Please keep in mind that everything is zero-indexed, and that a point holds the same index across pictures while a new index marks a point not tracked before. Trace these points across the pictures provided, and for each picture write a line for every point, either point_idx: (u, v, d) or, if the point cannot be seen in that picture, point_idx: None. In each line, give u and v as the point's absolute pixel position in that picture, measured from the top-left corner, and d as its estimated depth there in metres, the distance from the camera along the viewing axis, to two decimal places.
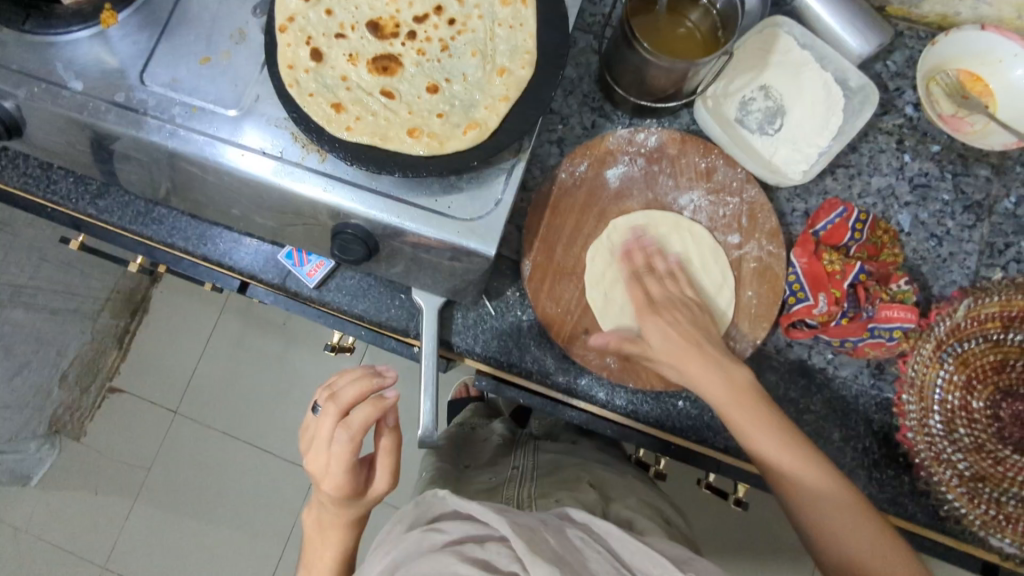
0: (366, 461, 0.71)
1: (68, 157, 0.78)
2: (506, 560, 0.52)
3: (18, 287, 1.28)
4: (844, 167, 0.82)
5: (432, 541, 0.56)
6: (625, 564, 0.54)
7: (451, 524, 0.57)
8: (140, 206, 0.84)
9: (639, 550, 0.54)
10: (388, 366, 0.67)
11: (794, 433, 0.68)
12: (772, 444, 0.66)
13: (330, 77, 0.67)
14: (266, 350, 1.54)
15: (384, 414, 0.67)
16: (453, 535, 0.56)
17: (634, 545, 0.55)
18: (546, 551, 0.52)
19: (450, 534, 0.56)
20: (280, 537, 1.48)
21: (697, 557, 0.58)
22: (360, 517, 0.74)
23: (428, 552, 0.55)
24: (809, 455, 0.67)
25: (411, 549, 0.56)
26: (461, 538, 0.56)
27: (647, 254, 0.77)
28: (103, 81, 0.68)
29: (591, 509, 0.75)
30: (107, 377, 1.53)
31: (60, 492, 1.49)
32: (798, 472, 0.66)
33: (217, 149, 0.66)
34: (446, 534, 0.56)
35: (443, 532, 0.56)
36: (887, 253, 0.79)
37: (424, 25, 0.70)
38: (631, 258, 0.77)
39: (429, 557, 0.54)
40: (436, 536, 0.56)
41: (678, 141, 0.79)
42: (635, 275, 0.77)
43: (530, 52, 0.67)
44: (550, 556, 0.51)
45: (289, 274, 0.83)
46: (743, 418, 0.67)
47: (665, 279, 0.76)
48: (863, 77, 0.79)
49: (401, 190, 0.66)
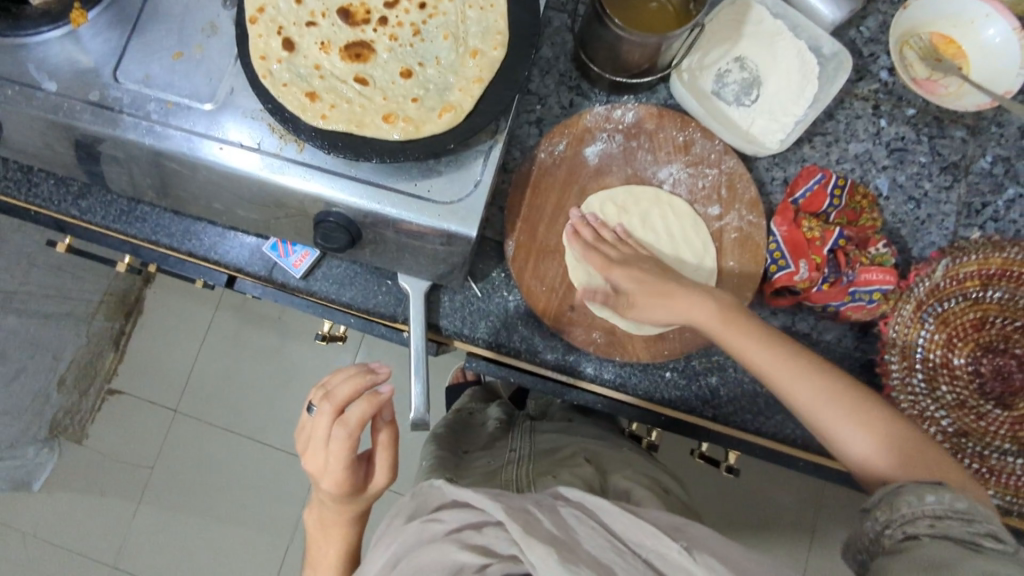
0: (365, 455, 0.72)
1: (48, 160, 0.78)
2: (505, 544, 0.54)
3: (11, 293, 1.30)
4: (821, 134, 0.83)
5: (432, 531, 0.57)
6: (618, 535, 0.55)
7: (449, 513, 0.58)
8: (123, 204, 0.84)
9: (632, 522, 0.55)
10: (381, 363, 0.68)
11: (791, 347, 0.68)
12: (771, 361, 0.67)
13: (303, 67, 0.67)
14: (261, 345, 1.54)
15: (381, 410, 0.68)
16: (452, 523, 0.57)
17: (627, 518, 0.55)
18: (541, 532, 0.52)
19: (448, 522, 0.57)
20: (286, 529, 1.50)
21: (690, 523, 0.59)
22: (361, 511, 0.75)
23: (428, 543, 0.56)
24: (813, 364, 0.67)
25: (413, 541, 0.57)
26: (458, 525, 0.56)
27: (594, 226, 0.77)
28: (77, 81, 0.68)
29: (590, 484, 0.76)
30: (104, 379, 1.53)
31: (65, 496, 1.51)
32: (801, 379, 0.66)
33: (195, 143, 0.66)
34: (445, 524, 0.57)
35: (441, 521, 0.57)
36: (866, 218, 0.80)
37: (395, 10, 0.70)
38: (580, 235, 0.76)
39: (429, 547, 0.55)
40: (435, 526, 0.57)
41: (655, 116, 0.79)
42: (588, 247, 0.75)
43: (502, 32, 0.67)
44: (545, 536, 0.52)
45: (275, 265, 0.83)
46: (740, 343, 0.68)
47: (617, 246, 0.76)
48: (835, 44, 0.78)
49: (380, 176, 0.67)
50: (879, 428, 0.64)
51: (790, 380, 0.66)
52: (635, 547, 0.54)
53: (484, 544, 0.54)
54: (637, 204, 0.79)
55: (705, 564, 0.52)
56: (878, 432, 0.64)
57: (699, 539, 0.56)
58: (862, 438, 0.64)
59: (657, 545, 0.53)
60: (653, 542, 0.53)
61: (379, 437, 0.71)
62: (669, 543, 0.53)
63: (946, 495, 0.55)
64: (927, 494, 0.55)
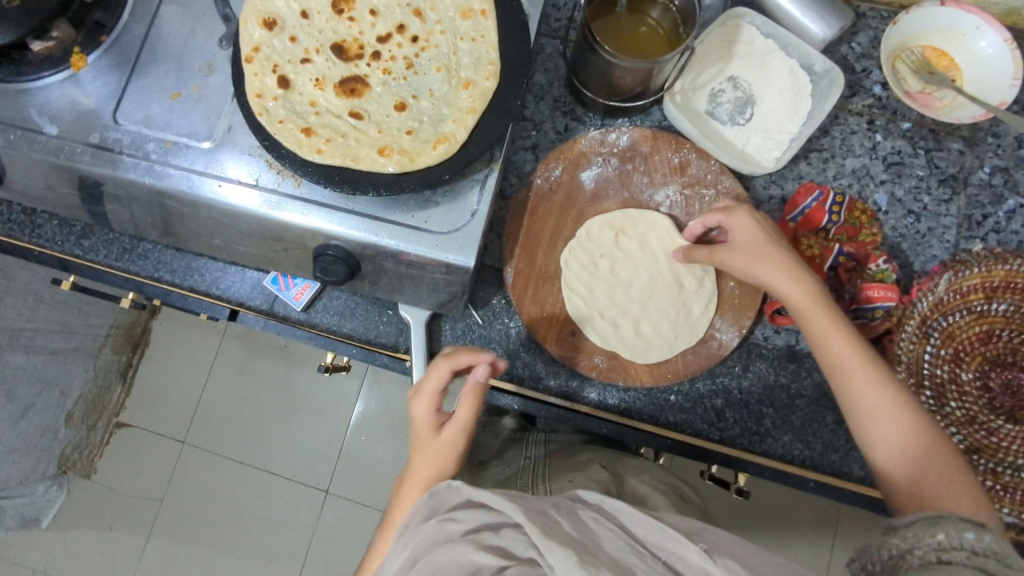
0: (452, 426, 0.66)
1: (50, 201, 0.78)
2: (523, 546, 0.51)
3: (17, 330, 1.26)
4: (817, 151, 0.83)
5: (447, 533, 0.54)
6: (637, 539, 0.52)
7: (465, 512, 0.55)
8: (125, 242, 0.85)
9: (651, 525, 0.51)
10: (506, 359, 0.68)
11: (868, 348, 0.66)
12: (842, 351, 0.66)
13: (299, 104, 0.68)
14: (270, 374, 1.55)
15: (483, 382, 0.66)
16: (469, 523, 0.54)
17: (646, 521, 0.52)
18: (561, 535, 0.50)
19: (464, 522, 0.54)
20: (296, 560, 1.49)
21: (708, 527, 0.55)
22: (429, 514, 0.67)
23: (444, 544, 0.53)
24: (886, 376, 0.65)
25: (427, 542, 0.54)
26: (475, 526, 0.54)
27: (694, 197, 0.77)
28: (78, 123, 0.69)
29: (607, 487, 0.75)
30: (114, 412, 1.55)
31: (75, 530, 1.51)
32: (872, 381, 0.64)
33: (196, 182, 0.67)
34: (462, 524, 0.54)
35: (458, 521, 0.54)
36: (866, 233, 0.78)
37: (387, 44, 0.71)
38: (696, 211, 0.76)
39: (446, 548, 0.52)
40: (452, 527, 0.54)
41: (650, 139, 0.79)
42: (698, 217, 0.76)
43: (493, 62, 0.67)
44: (564, 539, 0.50)
45: (276, 299, 0.83)
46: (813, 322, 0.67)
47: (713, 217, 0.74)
48: (827, 61, 0.79)
49: (377, 209, 0.67)
50: (924, 448, 0.62)
51: (855, 378, 0.65)
52: (654, 549, 0.51)
53: (502, 545, 0.52)
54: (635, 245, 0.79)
55: (725, 567, 0.49)
56: (921, 448, 0.62)
57: (722, 539, 0.53)
58: (900, 447, 0.62)
59: (678, 548, 0.50)
60: (673, 545, 0.50)
61: (466, 410, 0.66)
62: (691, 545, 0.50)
63: (987, 533, 0.49)
64: (968, 529, 0.50)
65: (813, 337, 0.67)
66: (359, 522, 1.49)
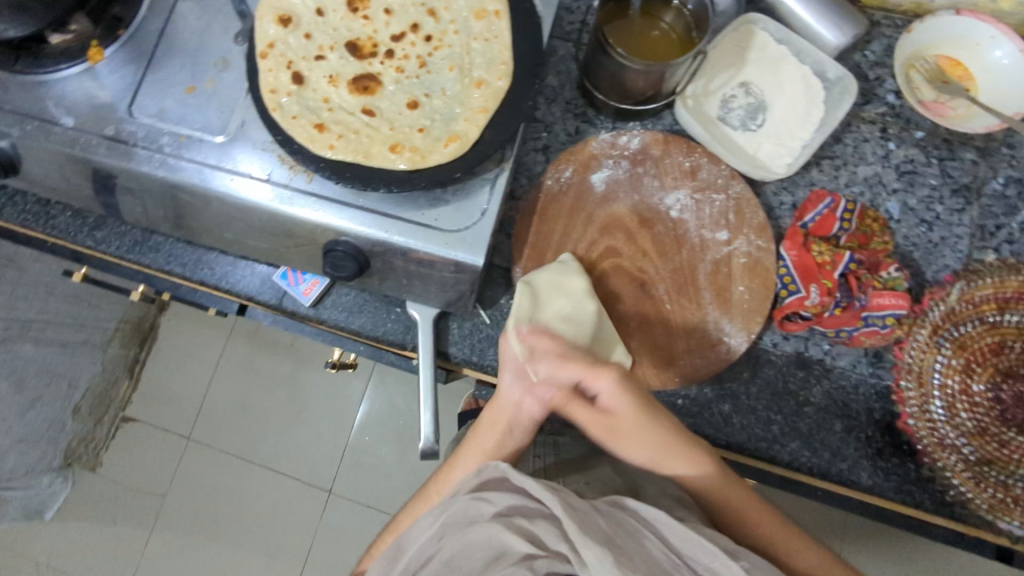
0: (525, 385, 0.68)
1: (64, 192, 0.79)
2: (553, 539, 0.52)
3: (28, 322, 1.30)
4: (829, 158, 0.82)
5: (478, 512, 0.56)
6: (673, 548, 0.53)
7: (497, 494, 0.56)
8: (137, 235, 0.85)
9: (689, 538, 0.52)
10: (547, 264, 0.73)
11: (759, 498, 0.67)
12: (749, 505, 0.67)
13: (312, 99, 0.69)
14: (275, 372, 1.56)
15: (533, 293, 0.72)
16: (499, 505, 0.56)
17: (684, 533, 0.52)
18: (595, 532, 0.51)
19: (495, 504, 0.56)
20: (297, 560, 1.49)
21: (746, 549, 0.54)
22: (507, 434, 0.68)
23: (474, 523, 0.56)
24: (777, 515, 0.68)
25: (457, 518, 0.57)
26: (507, 508, 0.56)
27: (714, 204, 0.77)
28: (94, 115, 0.70)
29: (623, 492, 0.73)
30: (119, 407, 1.55)
31: (78, 524, 1.51)
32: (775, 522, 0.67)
33: (208, 175, 0.68)
34: (493, 506, 0.56)
35: (490, 503, 0.56)
36: (877, 241, 0.78)
37: (401, 43, 0.71)
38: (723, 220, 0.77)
39: (477, 528, 0.55)
40: (483, 506, 0.56)
41: (662, 142, 0.79)
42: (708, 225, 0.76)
43: (506, 62, 0.68)
44: (598, 538, 0.51)
45: (285, 294, 0.83)
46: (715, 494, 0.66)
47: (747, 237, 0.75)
48: (840, 69, 0.79)
49: (387, 206, 0.67)
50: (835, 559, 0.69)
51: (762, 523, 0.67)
52: (689, 560, 0.52)
53: (533, 532, 0.54)
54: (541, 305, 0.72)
55: None
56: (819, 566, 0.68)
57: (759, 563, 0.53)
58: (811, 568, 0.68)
59: (714, 564, 0.52)
60: (709, 560, 0.52)
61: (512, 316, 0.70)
62: (728, 563, 0.51)
63: None
64: None
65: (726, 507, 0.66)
66: (361, 523, 1.49)
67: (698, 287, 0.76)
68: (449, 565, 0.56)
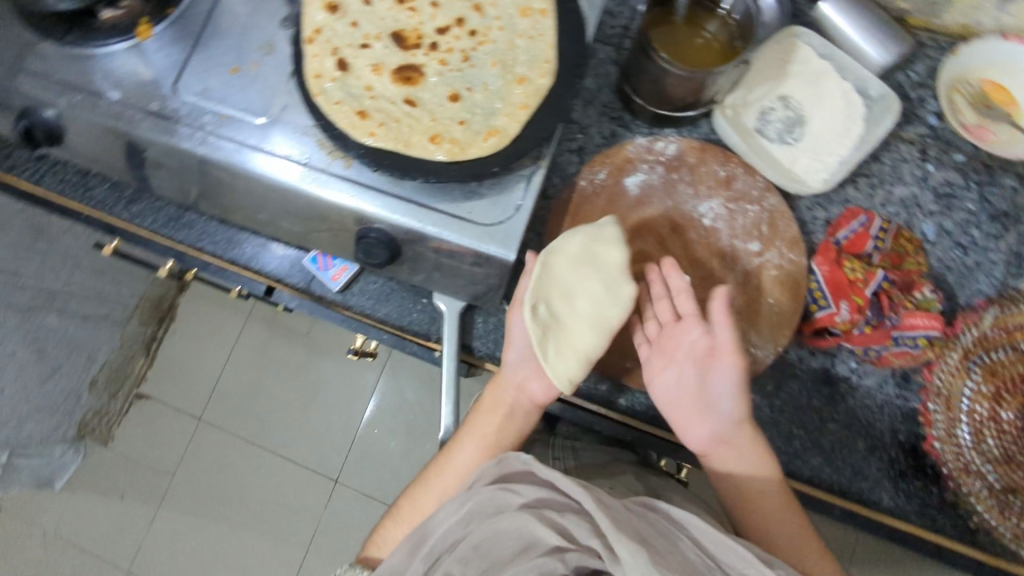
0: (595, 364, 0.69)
1: (103, 164, 0.80)
2: (585, 534, 0.53)
3: (53, 292, 1.23)
4: (865, 176, 0.82)
5: (505, 501, 0.58)
6: (705, 550, 0.54)
7: (526, 486, 0.58)
8: (172, 211, 0.87)
9: (721, 540, 0.53)
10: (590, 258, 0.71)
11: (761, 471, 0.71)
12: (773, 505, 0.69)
13: (355, 87, 0.69)
14: (290, 359, 1.57)
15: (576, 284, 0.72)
16: (527, 497, 0.57)
17: (716, 535, 0.54)
18: (629, 527, 0.52)
19: (524, 496, 0.57)
20: (300, 546, 1.49)
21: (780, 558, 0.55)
22: (508, 418, 0.75)
23: (501, 512, 0.57)
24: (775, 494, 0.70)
25: (484, 507, 0.58)
26: (535, 501, 0.57)
27: (748, 215, 0.77)
28: (140, 91, 0.71)
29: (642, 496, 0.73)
30: (133, 384, 1.57)
31: (87, 496, 1.53)
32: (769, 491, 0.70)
33: (246, 155, 0.69)
34: (521, 497, 0.57)
35: (517, 494, 0.58)
36: (910, 262, 0.77)
37: (445, 36, 0.72)
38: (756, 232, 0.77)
39: (505, 517, 0.56)
40: (511, 497, 0.58)
41: (697, 150, 0.79)
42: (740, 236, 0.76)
43: (550, 61, 0.69)
44: (633, 533, 0.52)
45: (313, 278, 0.84)
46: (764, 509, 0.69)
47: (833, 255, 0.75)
48: (883, 86, 0.79)
49: (421, 196, 0.68)
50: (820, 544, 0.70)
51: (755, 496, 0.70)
52: (722, 565, 0.53)
53: (564, 526, 0.55)
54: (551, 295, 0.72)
55: None
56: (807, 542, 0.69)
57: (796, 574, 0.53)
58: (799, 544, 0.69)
59: (748, 570, 0.52)
60: (743, 565, 0.52)
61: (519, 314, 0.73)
62: (761, 571, 0.51)
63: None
64: None
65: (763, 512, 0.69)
66: (365, 514, 1.50)
67: (728, 296, 0.75)
68: (477, 551, 0.57)
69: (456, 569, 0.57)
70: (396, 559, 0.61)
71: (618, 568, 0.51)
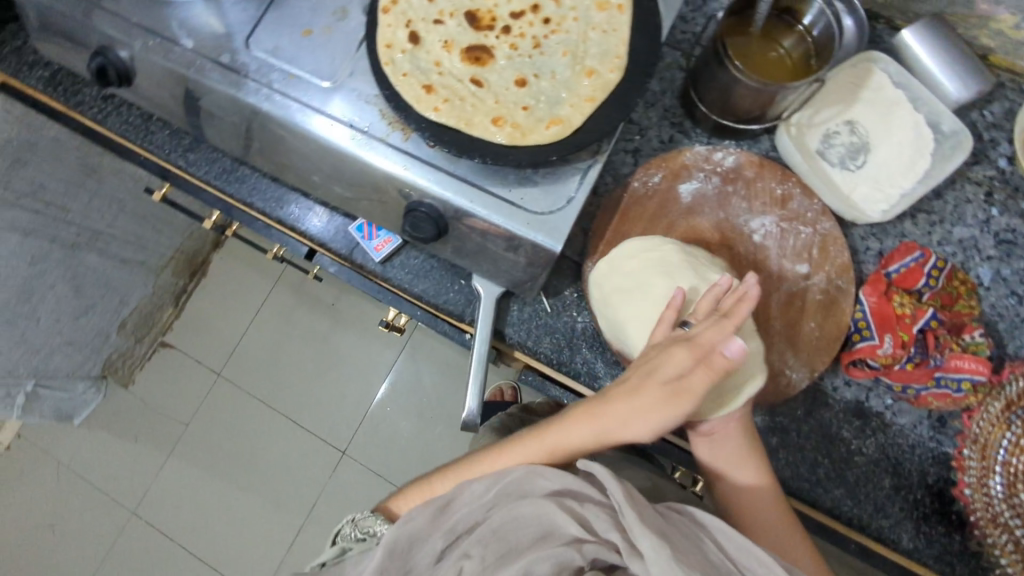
0: (684, 390, 0.60)
1: (167, 111, 0.82)
2: (605, 527, 0.55)
3: (97, 234, 1.27)
4: (926, 212, 0.80)
5: (531, 487, 0.59)
6: (728, 555, 0.55)
7: (554, 472, 0.59)
8: (226, 163, 0.88)
9: (745, 546, 0.54)
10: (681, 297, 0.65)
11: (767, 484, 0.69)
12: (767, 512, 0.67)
13: (424, 61, 0.70)
14: (314, 327, 1.59)
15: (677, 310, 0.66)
16: (552, 485, 0.59)
17: (741, 541, 0.54)
18: (654, 523, 0.53)
19: (549, 483, 0.59)
20: (302, 511, 1.51)
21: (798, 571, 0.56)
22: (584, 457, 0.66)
23: (526, 498, 0.58)
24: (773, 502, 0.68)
25: (509, 490, 0.59)
26: (561, 489, 0.58)
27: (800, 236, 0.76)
28: (213, 42, 0.72)
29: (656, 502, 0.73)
30: (160, 331, 1.60)
31: (103, 434, 1.57)
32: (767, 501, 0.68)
33: (306, 115, 0.69)
34: (547, 483, 0.59)
35: (543, 480, 0.59)
36: (962, 304, 0.75)
37: (519, 21, 0.72)
38: (806, 255, 0.75)
39: (529, 503, 0.58)
40: (538, 483, 0.59)
41: (756, 165, 0.77)
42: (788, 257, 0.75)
43: (621, 57, 0.68)
44: (657, 529, 0.53)
45: (357, 246, 0.85)
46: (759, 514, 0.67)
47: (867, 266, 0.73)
48: (957, 122, 0.77)
49: (476, 176, 0.68)
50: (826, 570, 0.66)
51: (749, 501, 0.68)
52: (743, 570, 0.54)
53: (587, 517, 0.56)
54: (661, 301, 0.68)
55: None
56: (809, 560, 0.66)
57: None
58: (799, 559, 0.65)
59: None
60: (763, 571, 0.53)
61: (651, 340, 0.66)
62: None
63: None
64: None
65: (756, 516, 0.67)
66: (369, 489, 1.51)
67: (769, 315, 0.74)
68: (496, 535, 0.58)
69: (474, 550, 0.57)
70: (417, 524, 0.59)
71: (638, 563, 0.52)
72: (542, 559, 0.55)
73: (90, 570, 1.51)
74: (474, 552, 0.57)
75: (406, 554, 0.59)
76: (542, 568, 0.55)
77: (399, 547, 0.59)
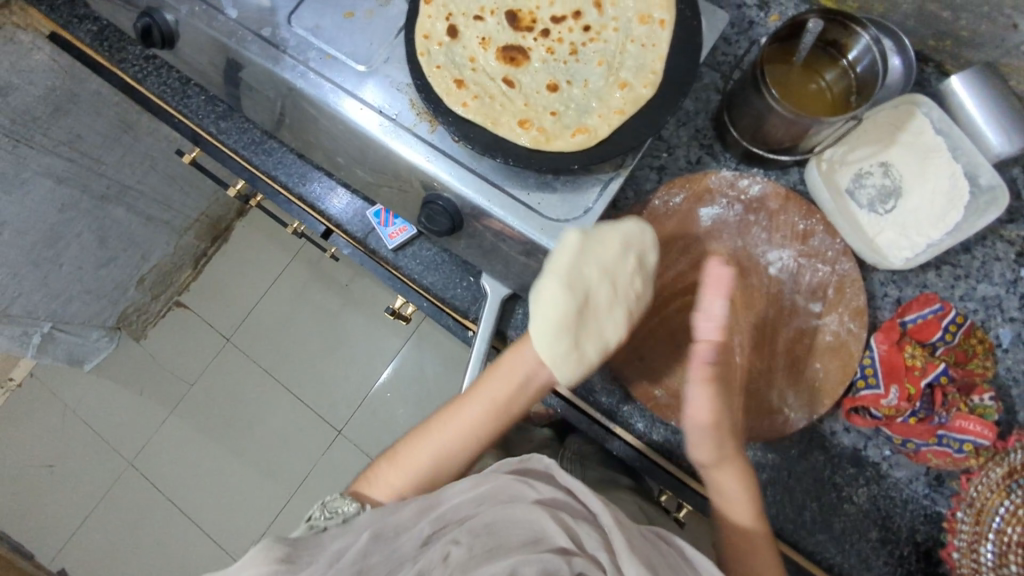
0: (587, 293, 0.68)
1: (205, 77, 0.83)
2: (593, 544, 0.54)
3: (126, 187, 1.30)
4: (951, 265, 0.78)
5: (521, 495, 0.59)
6: None
7: (544, 484, 0.59)
8: (256, 135, 0.89)
9: None
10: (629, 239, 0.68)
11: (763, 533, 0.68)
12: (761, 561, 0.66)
13: (460, 55, 0.70)
14: (326, 305, 1.60)
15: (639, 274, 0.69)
16: (542, 495, 0.59)
17: None
18: (641, 551, 0.53)
19: (540, 492, 0.59)
20: (291, 485, 1.52)
21: None
22: (520, 390, 0.71)
23: (515, 503, 0.59)
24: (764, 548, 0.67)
25: (499, 493, 0.60)
26: (550, 501, 0.58)
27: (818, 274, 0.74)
28: (256, 14, 0.73)
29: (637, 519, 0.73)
30: (177, 291, 1.63)
31: (110, 384, 1.60)
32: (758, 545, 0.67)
33: (338, 97, 0.70)
34: (537, 494, 0.59)
35: (533, 489, 0.59)
36: (977, 363, 0.73)
37: (559, 26, 0.72)
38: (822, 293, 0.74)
39: (518, 508, 0.58)
40: (527, 492, 0.59)
41: (781, 197, 0.76)
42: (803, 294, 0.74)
43: (656, 73, 0.67)
44: (643, 555, 0.52)
45: (372, 231, 0.85)
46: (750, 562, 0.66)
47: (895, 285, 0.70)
48: (995, 178, 0.73)
49: (496, 176, 0.68)
50: None
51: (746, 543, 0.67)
52: None
53: (575, 531, 0.56)
54: (580, 275, 0.66)
55: None
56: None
57: None
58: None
59: None
60: None
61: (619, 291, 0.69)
62: None
63: None
64: None
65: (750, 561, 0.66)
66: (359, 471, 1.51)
67: (775, 348, 0.73)
68: (486, 530, 0.57)
69: (462, 539, 0.57)
70: (402, 515, 0.61)
71: None
72: (529, 560, 0.53)
73: (82, 513, 1.54)
74: (462, 539, 0.57)
75: (392, 538, 0.59)
76: (528, 570, 0.53)
77: (386, 530, 0.59)
